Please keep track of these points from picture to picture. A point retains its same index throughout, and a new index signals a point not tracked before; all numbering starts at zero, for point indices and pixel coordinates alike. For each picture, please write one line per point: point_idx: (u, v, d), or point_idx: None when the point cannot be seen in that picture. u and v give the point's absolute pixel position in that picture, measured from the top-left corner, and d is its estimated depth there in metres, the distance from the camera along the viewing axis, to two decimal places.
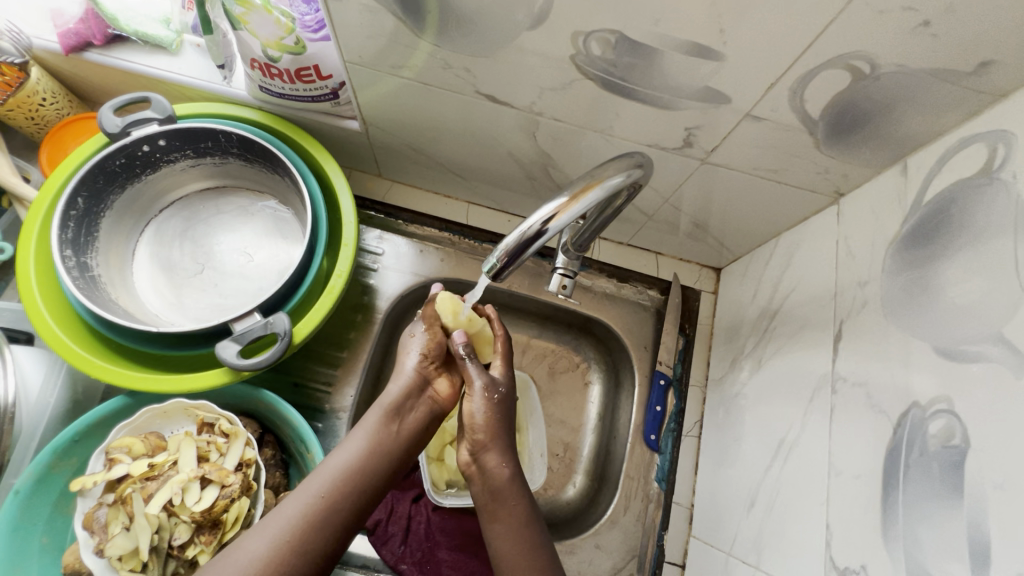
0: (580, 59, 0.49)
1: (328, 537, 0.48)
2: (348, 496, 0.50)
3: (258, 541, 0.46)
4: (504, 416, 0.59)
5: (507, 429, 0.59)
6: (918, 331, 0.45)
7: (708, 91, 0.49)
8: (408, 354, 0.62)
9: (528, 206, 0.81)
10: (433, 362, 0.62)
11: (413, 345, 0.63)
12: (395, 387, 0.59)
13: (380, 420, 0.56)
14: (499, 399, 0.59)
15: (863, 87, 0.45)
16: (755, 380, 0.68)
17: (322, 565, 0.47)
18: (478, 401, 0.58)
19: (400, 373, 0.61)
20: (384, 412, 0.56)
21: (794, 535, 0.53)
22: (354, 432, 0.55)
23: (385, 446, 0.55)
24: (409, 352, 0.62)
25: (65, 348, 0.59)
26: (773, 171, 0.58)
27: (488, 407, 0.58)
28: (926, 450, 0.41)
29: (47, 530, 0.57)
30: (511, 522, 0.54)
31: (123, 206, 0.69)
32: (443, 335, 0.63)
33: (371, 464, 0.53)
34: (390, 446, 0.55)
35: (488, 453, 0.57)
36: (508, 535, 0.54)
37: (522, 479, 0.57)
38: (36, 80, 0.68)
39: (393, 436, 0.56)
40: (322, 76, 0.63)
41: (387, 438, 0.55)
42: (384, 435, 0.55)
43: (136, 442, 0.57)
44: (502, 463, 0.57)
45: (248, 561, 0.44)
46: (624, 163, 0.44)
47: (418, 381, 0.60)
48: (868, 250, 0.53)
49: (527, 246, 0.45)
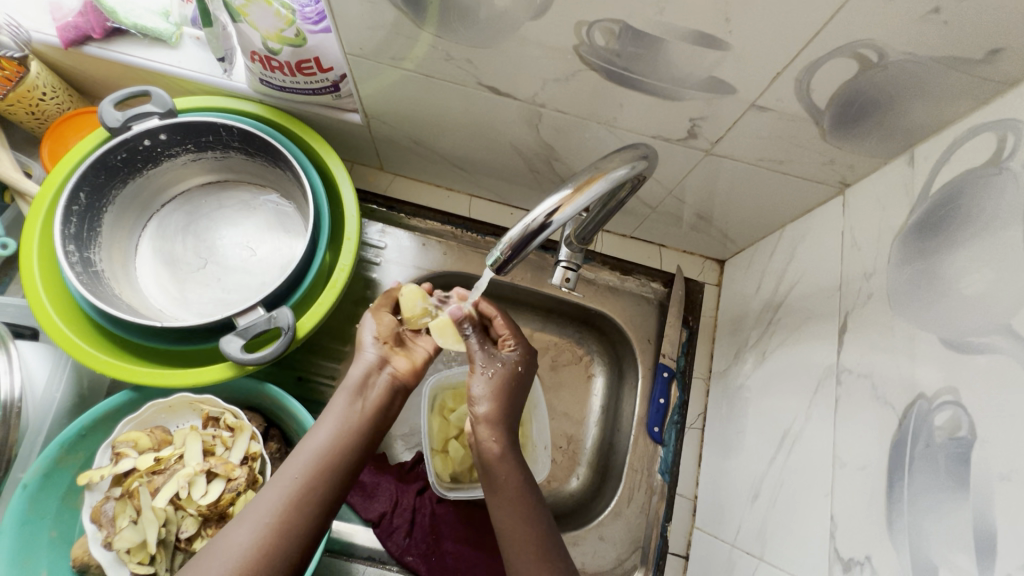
0: (583, 49, 0.49)
1: (313, 519, 0.48)
2: (329, 479, 0.50)
3: (242, 533, 0.45)
4: (504, 394, 0.60)
5: (507, 405, 0.59)
6: (924, 322, 0.44)
7: (713, 81, 0.48)
8: (365, 335, 0.62)
9: (530, 199, 0.81)
10: (389, 342, 0.62)
11: (367, 329, 0.63)
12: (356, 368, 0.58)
13: (348, 403, 0.55)
14: (498, 378, 0.60)
15: (872, 75, 0.44)
16: (759, 372, 0.68)
17: (310, 545, 0.47)
18: (479, 379, 0.60)
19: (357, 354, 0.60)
20: (351, 395, 0.56)
21: (798, 527, 0.53)
22: (324, 417, 0.54)
23: (355, 427, 0.54)
24: (365, 334, 0.62)
25: (70, 342, 0.59)
26: (778, 162, 0.57)
27: (488, 384, 0.60)
28: (932, 441, 0.41)
29: (56, 524, 0.57)
30: (510, 491, 0.55)
31: (125, 201, 0.69)
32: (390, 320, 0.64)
33: (343, 446, 0.52)
34: (361, 426, 0.54)
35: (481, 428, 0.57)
36: (508, 503, 0.55)
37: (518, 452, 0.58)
38: (36, 75, 0.68)
39: (362, 416, 0.55)
40: (323, 68, 0.62)
41: (355, 418, 0.54)
42: (353, 416, 0.54)
43: (143, 435, 0.57)
44: (495, 438, 0.57)
45: (237, 551, 0.44)
46: (629, 155, 0.43)
47: (380, 361, 0.59)
48: (875, 241, 0.53)
49: (532, 238, 0.45)
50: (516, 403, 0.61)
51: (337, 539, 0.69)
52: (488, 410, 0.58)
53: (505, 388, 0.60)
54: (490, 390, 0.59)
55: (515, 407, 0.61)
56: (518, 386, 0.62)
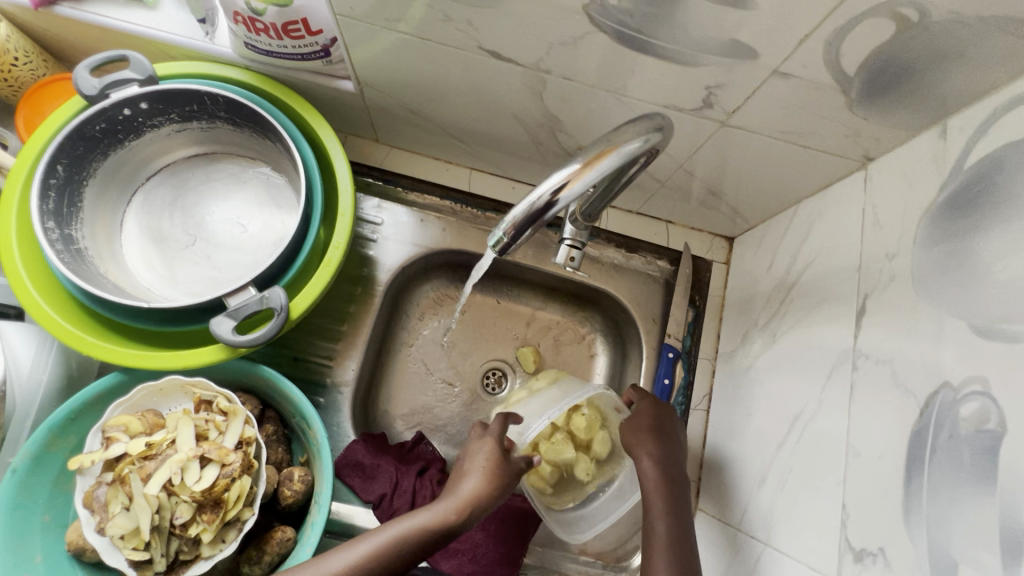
0: (593, 8, 0.45)
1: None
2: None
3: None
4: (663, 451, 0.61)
5: (668, 455, 0.61)
6: (950, 306, 0.42)
7: (733, 45, 0.44)
8: (463, 479, 0.58)
9: (533, 172, 0.77)
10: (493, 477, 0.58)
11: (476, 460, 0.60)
12: (437, 507, 0.55)
13: (396, 534, 0.53)
14: (651, 426, 0.63)
15: (909, 39, 0.40)
16: (767, 353, 0.67)
17: None
18: (643, 434, 0.62)
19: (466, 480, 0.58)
20: (416, 530, 0.53)
21: (807, 515, 0.52)
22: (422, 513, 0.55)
23: (398, 553, 0.52)
24: (467, 472, 0.59)
25: (54, 324, 0.57)
26: (798, 134, 0.54)
27: (649, 434, 0.62)
28: (957, 432, 0.39)
29: (48, 508, 0.56)
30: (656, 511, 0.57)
31: (108, 174, 0.65)
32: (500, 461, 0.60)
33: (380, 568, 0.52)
34: (412, 556, 0.53)
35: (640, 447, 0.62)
36: (655, 514, 0.57)
37: (676, 475, 0.60)
38: (6, 38, 0.63)
39: (415, 553, 0.53)
40: (312, 31, 0.58)
41: (404, 552, 0.52)
42: (403, 547, 0.52)
43: (133, 420, 0.55)
44: (653, 451, 0.61)
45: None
46: (642, 126, 0.40)
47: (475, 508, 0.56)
48: (899, 219, 0.50)
49: (537, 218, 0.41)
50: (669, 438, 0.63)
51: (337, 521, 0.68)
52: (638, 438, 0.62)
53: (654, 419, 0.64)
54: (641, 421, 0.64)
55: (667, 442, 0.63)
56: (667, 420, 0.65)
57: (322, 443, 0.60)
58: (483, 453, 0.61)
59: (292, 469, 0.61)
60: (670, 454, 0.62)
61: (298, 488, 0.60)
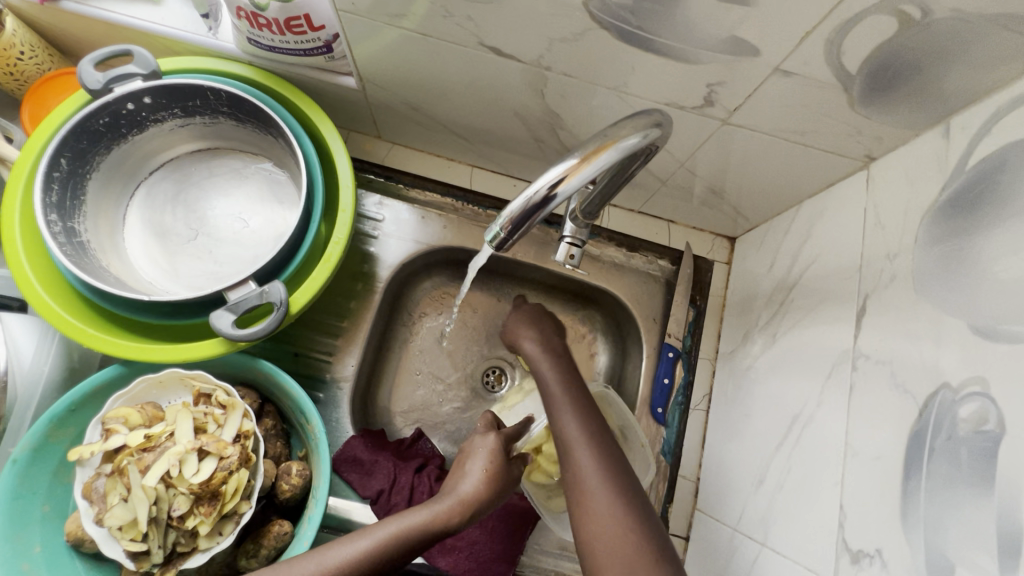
0: (594, 5, 0.44)
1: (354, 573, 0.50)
2: (373, 563, 0.51)
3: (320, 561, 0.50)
4: (546, 339, 0.68)
5: (552, 342, 0.67)
6: (950, 307, 0.42)
7: (734, 42, 0.44)
8: (465, 479, 0.60)
9: (534, 170, 0.77)
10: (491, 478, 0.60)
11: (478, 456, 0.62)
12: (435, 506, 0.56)
13: (393, 533, 0.52)
14: (530, 322, 0.70)
15: (912, 36, 0.40)
16: (768, 352, 0.66)
17: None
18: (522, 333, 0.69)
19: (467, 479, 0.59)
20: (417, 526, 0.54)
21: (804, 515, 0.52)
22: (428, 504, 0.56)
23: (400, 550, 0.52)
24: (468, 472, 0.60)
25: (56, 316, 0.57)
26: (799, 132, 0.54)
27: (528, 331, 0.69)
28: (955, 434, 0.39)
29: (48, 498, 0.56)
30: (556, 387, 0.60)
31: (111, 168, 0.66)
32: (500, 466, 0.61)
33: (378, 564, 0.51)
34: (411, 551, 0.53)
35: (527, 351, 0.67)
36: (546, 375, 0.62)
37: (564, 360, 0.65)
38: (12, 32, 0.64)
39: (413, 550, 0.53)
40: (315, 27, 0.58)
41: (403, 549, 0.52)
42: (405, 543, 0.52)
43: (133, 412, 0.56)
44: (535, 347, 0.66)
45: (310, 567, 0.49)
46: (642, 121, 0.39)
47: (473, 506, 0.57)
48: (901, 219, 0.49)
49: (534, 214, 0.41)
50: (549, 327, 0.70)
51: (335, 516, 0.69)
52: (529, 342, 0.68)
53: (530, 315, 0.71)
54: (520, 323, 0.71)
55: (546, 328, 0.70)
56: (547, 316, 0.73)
57: (320, 438, 0.61)
58: (485, 451, 0.63)
59: (290, 464, 0.61)
60: (555, 346, 0.67)
61: (296, 482, 0.60)
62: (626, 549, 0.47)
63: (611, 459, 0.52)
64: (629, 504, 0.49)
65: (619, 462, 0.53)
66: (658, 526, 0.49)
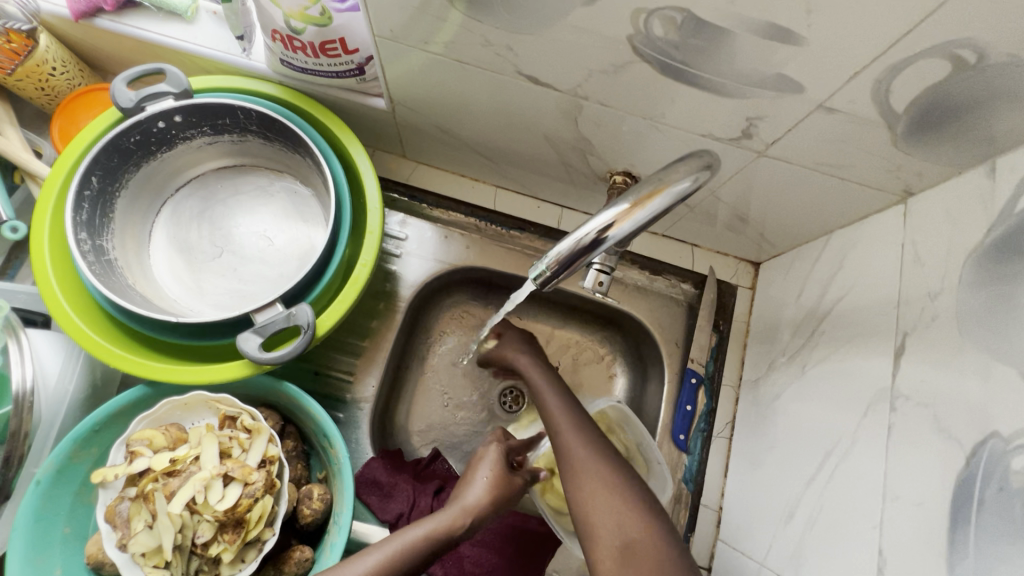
0: (637, 39, 0.44)
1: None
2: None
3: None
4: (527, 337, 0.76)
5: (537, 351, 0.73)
6: (1000, 353, 0.41)
7: (779, 79, 0.43)
8: (470, 486, 0.60)
9: (560, 192, 0.77)
10: (495, 488, 0.60)
11: (484, 464, 0.63)
12: (440, 515, 0.57)
13: (397, 548, 0.53)
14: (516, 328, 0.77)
15: (965, 79, 0.39)
16: (795, 384, 0.66)
17: None
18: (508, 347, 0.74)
19: (470, 490, 0.60)
20: (420, 541, 0.54)
21: (838, 555, 0.51)
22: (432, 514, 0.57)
23: (406, 565, 0.52)
24: (473, 480, 0.61)
25: (83, 336, 0.57)
26: (838, 166, 0.53)
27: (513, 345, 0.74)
28: (1008, 485, 0.38)
29: (69, 520, 0.56)
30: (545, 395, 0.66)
31: (139, 185, 0.66)
32: (506, 480, 0.61)
33: None
34: (416, 566, 0.53)
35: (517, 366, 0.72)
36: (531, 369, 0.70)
37: (548, 367, 0.70)
38: (46, 48, 0.64)
39: (418, 562, 0.53)
40: (349, 50, 0.58)
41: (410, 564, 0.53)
42: (411, 556, 0.53)
43: (157, 434, 0.55)
44: (524, 361, 0.71)
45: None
46: (693, 164, 0.38)
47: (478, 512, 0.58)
48: (942, 257, 0.49)
49: (583, 254, 0.41)
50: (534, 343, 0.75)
51: (353, 540, 0.67)
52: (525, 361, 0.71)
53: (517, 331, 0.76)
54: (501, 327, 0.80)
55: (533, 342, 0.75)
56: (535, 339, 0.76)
57: (344, 463, 0.60)
58: (491, 460, 0.63)
59: (311, 487, 0.60)
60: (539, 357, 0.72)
61: (318, 506, 0.59)
62: (620, 514, 0.53)
63: (597, 446, 0.59)
64: (618, 477, 0.56)
65: (607, 448, 0.59)
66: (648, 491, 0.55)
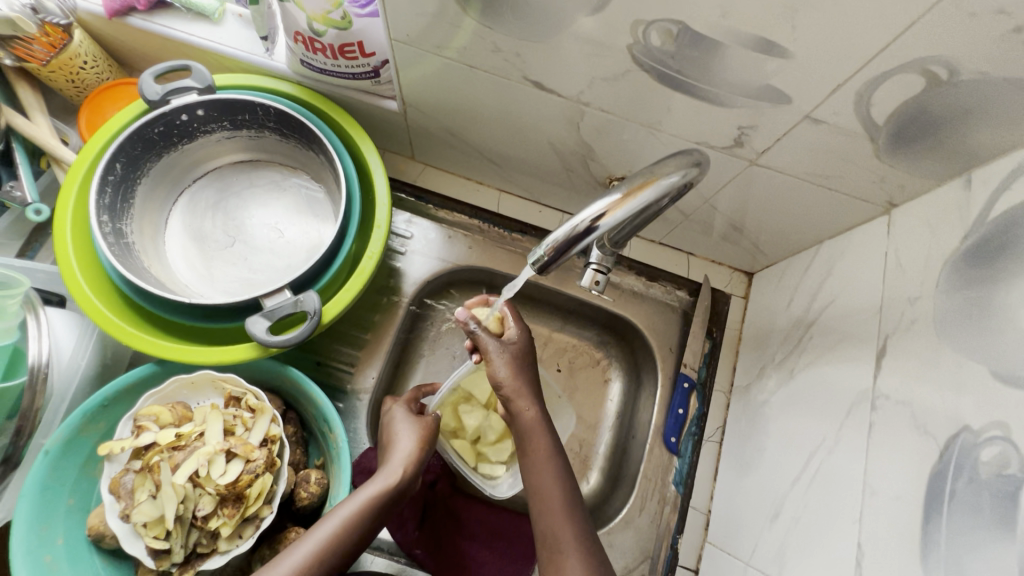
0: (637, 49, 0.47)
1: (337, 552, 0.51)
2: (348, 544, 0.52)
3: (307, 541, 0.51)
4: (524, 355, 0.61)
5: (529, 373, 0.61)
6: (972, 352, 0.43)
7: (768, 90, 0.47)
8: (398, 442, 0.61)
9: (561, 198, 0.80)
10: (419, 441, 0.62)
11: (398, 416, 0.64)
12: (381, 475, 0.57)
13: (335, 529, 0.52)
14: (517, 337, 0.62)
15: (939, 94, 0.42)
16: (783, 391, 0.68)
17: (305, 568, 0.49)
18: (497, 363, 0.59)
19: (395, 451, 0.60)
20: (376, 500, 0.54)
21: (819, 551, 0.52)
22: (376, 476, 0.57)
23: (350, 539, 0.52)
24: (396, 436, 0.62)
25: (98, 313, 0.59)
26: (826, 177, 0.56)
27: (505, 365, 0.59)
28: (977, 476, 0.40)
29: (73, 492, 0.58)
30: (544, 465, 0.57)
31: (160, 173, 0.69)
32: (423, 424, 0.64)
33: (345, 547, 0.52)
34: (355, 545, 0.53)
35: (514, 409, 0.58)
36: (523, 403, 0.58)
37: (551, 423, 0.59)
38: (79, 43, 0.68)
39: (371, 526, 0.54)
40: (366, 53, 0.62)
41: (369, 528, 0.54)
42: (367, 519, 0.54)
43: (164, 411, 0.57)
44: (530, 412, 0.58)
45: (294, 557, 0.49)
46: (683, 160, 0.41)
47: (410, 470, 0.59)
48: (922, 264, 0.51)
49: (576, 242, 0.43)
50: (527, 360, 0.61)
51: None
52: (516, 385, 0.58)
53: (517, 345, 0.61)
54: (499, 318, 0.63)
55: (529, 360, 0.62)
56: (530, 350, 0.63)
57: (342, 448, 0.62)
58: (402, 417, 0.64)
59: (309, 471, 0.62)
60: (541, 403, 0.60)
61: (314, 490, 0.61)
62: None
63: (590, 550, 0.53)
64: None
65: (600, 553, 0.54)
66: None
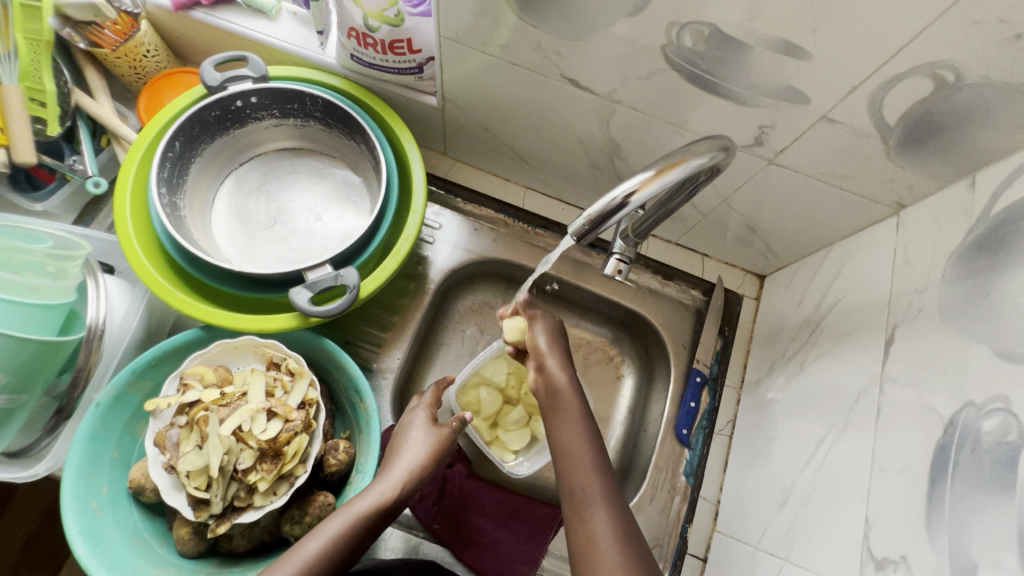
0: (670, 49, 0.52)
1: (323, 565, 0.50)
2: (337, 555, 0.51)
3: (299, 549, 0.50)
4: (558, 332, 0.69)
5: (563, 345, 0.68)
6: (976, 334, 0.46)
7: (790, 90, 0.51)
8: (402, 452, 0.62)
9: (583, 195, 0.84)
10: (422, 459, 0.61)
11: (416, 421, 0.66)
12: (375, 488, 0.57)
13: (324, 542, 0.50)
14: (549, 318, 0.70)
15: (946, 96, 0.46)
16: (793, 383, 0.70)
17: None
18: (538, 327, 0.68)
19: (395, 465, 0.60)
20: (369, 510, 0.54)
21: (828, 530, 0.55)
22: (374, 486, 0.57)
23: (337, 554, 0.51)
24: (402, 446, 0.62)
25: (151, 278, 0.63)
26: (840, 176, 0.60)
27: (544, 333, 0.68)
28: (979, 446, 0.42)
29: (118, 445, 0.61)
30: (572, 426, 0.59)
31: (212, 154, 0.73)
32: (440, 434, 0.64)
33: (335, 559, 0.51)
34: (347, 556, 0.52)
35: (545, 365, 0.65)
36: (552, 364, 0.64)
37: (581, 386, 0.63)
38: (144, 33, 0.73)
39: (361, 540, 0.53)
40: (413, 49, 0.66)
41: (358, 540, 0.53)
42: (356, 531, 0.53)
43: (208, 371, 0.60)
44: (561, 371, 0.64)
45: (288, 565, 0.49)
46: (712, 144, 0.45)
47: (408, 486, 0.59)
48: (929, 258, 0.55)
49: (608, 216, 0.47)
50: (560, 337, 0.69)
51: None
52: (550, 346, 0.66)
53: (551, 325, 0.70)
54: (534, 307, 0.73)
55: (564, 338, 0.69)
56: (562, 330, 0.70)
57: (372, 417, 0.65)
58: (416, 421, 0.66)
59: (337, 440, 0.65)
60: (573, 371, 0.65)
61: (343, 458, 0.63)
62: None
63: (616, 506, 0.53)
64: (639, 545, 0.51)
65: (625, 510, 0.53)
66: (642, 546, 0.51)
